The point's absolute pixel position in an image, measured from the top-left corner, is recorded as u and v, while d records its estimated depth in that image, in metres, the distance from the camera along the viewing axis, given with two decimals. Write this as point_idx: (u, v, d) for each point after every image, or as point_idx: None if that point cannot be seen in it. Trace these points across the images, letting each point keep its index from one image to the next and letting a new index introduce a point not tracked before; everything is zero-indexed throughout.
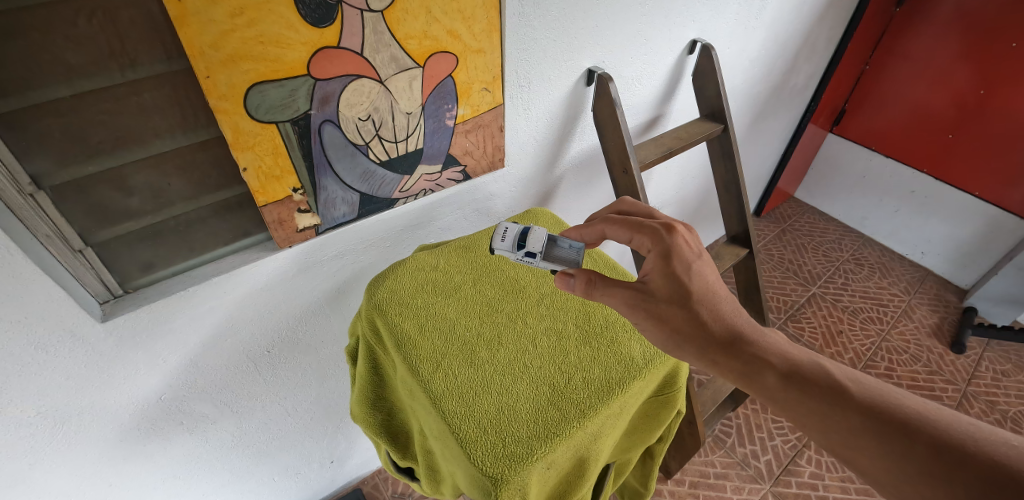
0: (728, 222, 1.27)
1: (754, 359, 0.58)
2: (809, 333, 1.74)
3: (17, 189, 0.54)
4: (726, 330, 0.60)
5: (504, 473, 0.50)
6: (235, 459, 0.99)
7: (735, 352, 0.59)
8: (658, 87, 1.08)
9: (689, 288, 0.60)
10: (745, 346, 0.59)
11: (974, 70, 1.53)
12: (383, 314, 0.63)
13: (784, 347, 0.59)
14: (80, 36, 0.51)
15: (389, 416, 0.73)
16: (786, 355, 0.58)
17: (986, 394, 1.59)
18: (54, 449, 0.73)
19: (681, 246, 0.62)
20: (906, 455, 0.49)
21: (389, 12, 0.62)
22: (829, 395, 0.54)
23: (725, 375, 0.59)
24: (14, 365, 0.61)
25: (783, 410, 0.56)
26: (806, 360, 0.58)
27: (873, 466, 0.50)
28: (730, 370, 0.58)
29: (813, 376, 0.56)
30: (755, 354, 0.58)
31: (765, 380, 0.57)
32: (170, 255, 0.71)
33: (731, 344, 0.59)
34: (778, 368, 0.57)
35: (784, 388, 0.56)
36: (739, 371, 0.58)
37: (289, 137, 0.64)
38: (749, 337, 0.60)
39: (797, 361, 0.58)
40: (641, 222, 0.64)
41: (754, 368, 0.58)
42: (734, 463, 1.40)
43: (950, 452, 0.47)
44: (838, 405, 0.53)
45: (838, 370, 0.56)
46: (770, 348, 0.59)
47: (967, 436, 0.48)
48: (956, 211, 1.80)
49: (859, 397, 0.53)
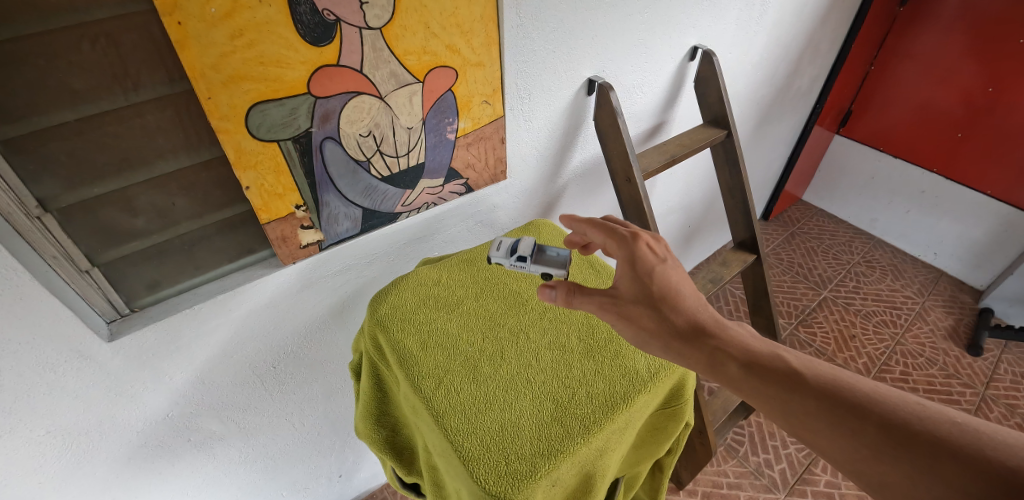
0: (736, 228, 1.26)
1: (717, 350, 0.56)
2: (821, 338, 1.71)
3: (24, 212, 0.54)
4: (687, 325, 0.58)
5: (507, 492, 0.50)
6: (244, 474, 0.98)
7: (699, 344, 0.57)
8: (659, 94, 1.08)
9: (651, 289, 0.60)
10: (707, 338, 0.57)
11: (982, 67, 1.51)
12: (386, 330, 0.63)
13: (745, 338, 0.57)
14: (84, 62, 0.52)
15: (394, 431, 0.72)
16: (746, 345, 0.56)
17: (1005, 398, 1.55)
18: (64, 468, 0.73)
19: (643, 251, 0.62)
20: (857, 436, 0.48)
21: (388, 29, 0.62)
22: (787, 382, 0.52)
23: (691, 367, 0.57)
24: (23, 386, 0.62)
25: (745, 398, 0.54)
26: (765, 349, 0.56)
27: (829, 448, 0.49)
28: (694, 361, 0.56)
29: (772, 364, 0.54)
30: (716, 346, 0.56)
31: (727, 371, 0.55)
32: (176, 274, 0.71)
33: (693, 334, 0.58)
34: (739, 357, 0.55)
35: (747, 377, 0.54)
36: (703, 362, 0.56)
37: (290, 155, 0.65)
38: (708, 329, 0.58)
39: (757, 351, 0.56)
40: (615, 229, 0.65)
41: (716, 359, 0.56)
42: (748, 473, 1.37)
43: (898, 430, 0.47)
44: (794, 391, 0.51)
45: (794, 357, 0.55)
46: (732, 340, 0.57)
47: (911, 414, 0.47)
48: (968, 210, 1.77)
49: (814, 382, 0.52)
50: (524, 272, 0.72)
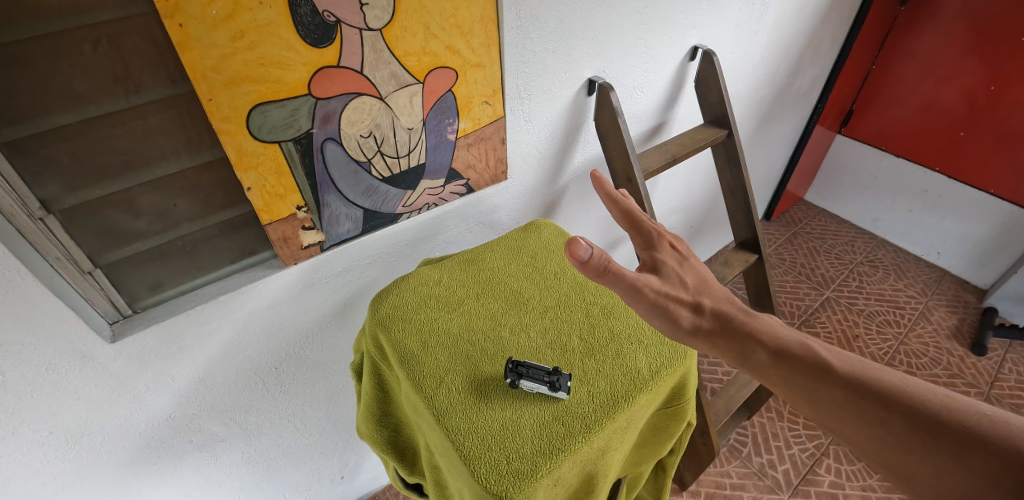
0: (737, 227, 1.25)
1: (748, 339, 0.58)
2: (824, 338, 1.71)
3: (27, 213, 0.54)
4: (720, 316, 0.60)
5: (508, 491, 0.50)
6: (246, 476, 0.99)
7: (731, 332, 0.59)
8: (659, 94, 1.08)
9: (687, 283, 0.60)
10: (738, 328, 0.59)
11: (983, 65, 1.51)
12: (387, 330, 0.63)
13: (776, 329, 0.59)
14: (87, 64, 0.53)
15: (396, 432, 0.72)
16: (776, 335, 0.58)
17: (1010, 397, 1.54)
18: (66, 468, 0.73)
19: (666, 250, 0.62)
20: (884, 425, 0.49)
21: (388, 30, 0.63)
22: (815, 371, 0.54)
23: (723, 354, 0.59)
24: (26, 386, 0.62)
25: (774, 386, 0.56)
26: (795, 340, 0.58)
27: (855, 436, 0.51)
28: (726, 350, 0.58)
29: (801, 354, 0.56)
30: (748, 334, 0.58)
31: (757, 358, 0.57)
32: (178, 275, 0.71)
33: (725, 324, 0.59)
34: (769, 345, 0.57)
35: (776, 365, 0.56)
36: (734, 351, 0.58)
37: (291, 156, 0.65)
38: (741, 319, 0.59)
39: (787, 341, 0.58)
40: (639, 222, 0.62)
41: (747, 347, 0.58)
42: (751, 473, 1.37)
43: (926, 421, 0.48)
44: (823, 380, 0.53)
45: (824, 349, 0.56)
46: (763, 330, 0.59)
47: (940, 405, 0.49)
48: (971, 210, 1.76)
49: (844, 372, 0.53)
50: (525, 272, 0.72)
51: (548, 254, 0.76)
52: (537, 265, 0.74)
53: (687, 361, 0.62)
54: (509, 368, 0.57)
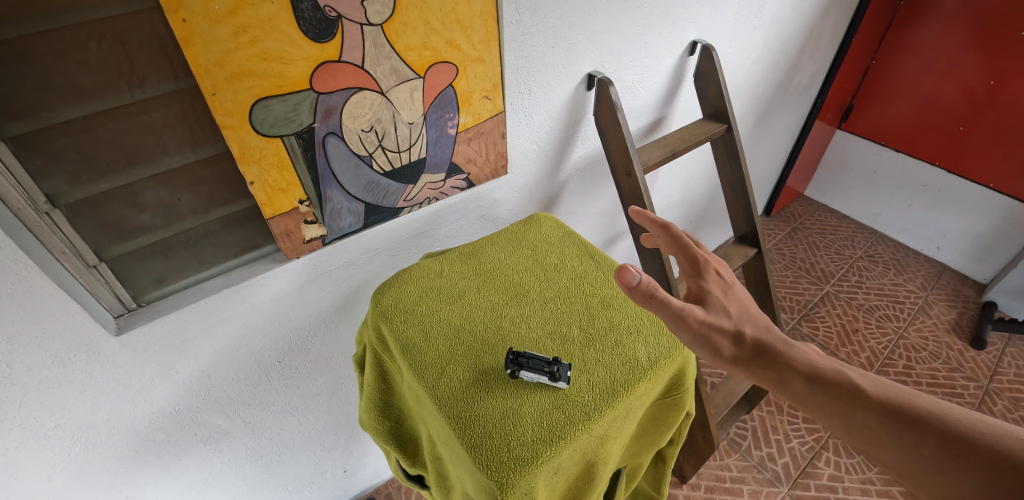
0: (737, 222, 1.26)
1: (785, 368, 0.58)
2: (823, 333, 1.71)
3: (34, 207, 0.55)
4: (757, 344, 0.60)
5: (509, 478, 0.51)
6: (250, 469, 1.00)
7: (768, 361, 0.59)
8: (659, 89, 1.09)
9: (730, 311, 0.61)
10: (774, 356, 0.59)
11: (983, 60, 1.52)
12: (389, 322, 0.64)
13: (811, 356, 0.59)
14: (92, 59, 0.53)
15: (398, 423, 0.73)
16: (812, 362, 0.58)
17: (1008, 391, 1.55)
18: (73, 461, 0.74)
19: (712, 278, 0.62)
20: (921, 452, 0.49)
21: (389, 25, 0.63)
22: (850, 398, 0.54)
23: (761, 382, 0.59)
24: (34, 379, 0.63)
25: (809, 413, 0.57)
26: (831, 367, 0.58)
27: (891, 462, 0.50)
28: (763, 378, 0.59)
29: (836, 381, 0.56)
30: (785, 362, 0.58)
31: (793, 386, 0.57)
32: (182, 269, 0.72)
33: (765, 353, 0.59)
34: (804, 373, 0.57)
35: (811, 393, 0.56)
36: (771, 379, 0.58)
37: (294, 151, 0.66)
38: (781, 348, 0.60)
39: (822, 367, 0.58)
40: (688, 249, 0.64)
41: (783, 375, 0.58)
42: (751, 467, 1.38)
43: (963, 448, 0.48)
44: (856, 405, 0.54)
45: (861, 376, 0.56)
46: (799, 357, 0.59)
47: (981, 432, 0.48)
48: (971, 204, 1.77)
49: (878, 398, 0.53)
50: (525, 264, 0.73)
51: (548, 247, 0.76)
52: (537, 257, 0.74)
53: (686, 351, 0.63)
54: (510, 359, 0.58)
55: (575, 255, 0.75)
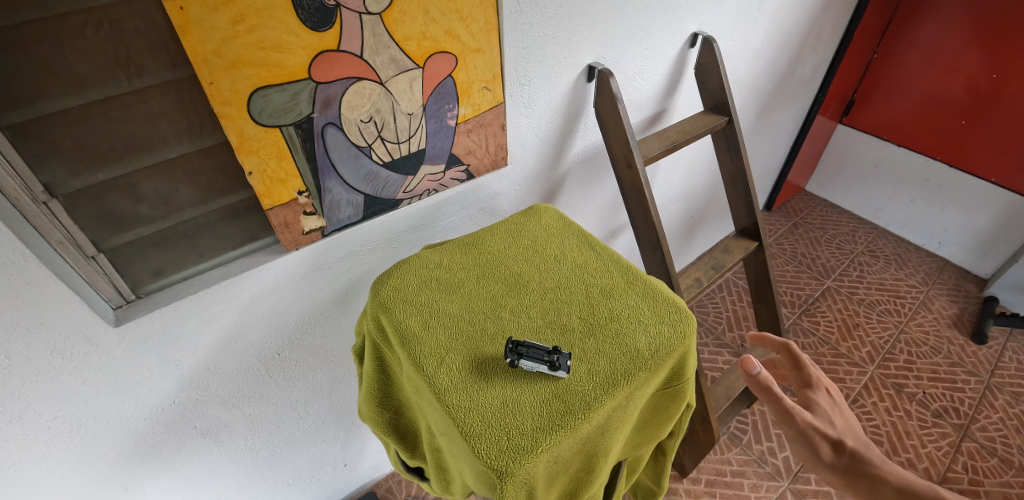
0: (738, 215, 1.25)
1: (876, 480, 0.63)
2: (824, 327, 1.71)
3: (31, 196, 0.55)
4: (851, 454, 0.65)
5: (508, 466, 0.50)
6: (250, 462, 1.00)
7: (858, 471, 0.64)
8: (659, 81, 1.08)
9: (834, 424, 0.67)
10: (866, 466, 0.64)
11: (985, 53, 1.51)
12: (388, 312, 0.64)
13: (904, 473, 0.64)
14: (89, 47, 0.53)
15: (398, 414, 0.73)
16: (901, 476, 0.63)
17: (1010, 385, 1.54)
18: (72, 453, 0.74)
19: (821, 394, 0.70)
20: None
21: (387, 14, 0.63)
22: None
23: (853, 492, 0.65)
24: (33, 370, 0.63)
25: None
26: (921, 484, 0.62)
27: None
28: (853, 486, 0.64)
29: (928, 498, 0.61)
30: (876, 475, 0.63)
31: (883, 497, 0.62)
32: (181, 260, 0.72)
33: (860, 466, 0.64)
34: (895, 486, 0.62)
35: None
36: (863, 488, 0.63)
37: (293, 141, 0.65)
38: (874, 461, 0.65)
39: (913, 483, 0.62)
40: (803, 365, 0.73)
41: (875, 487, 0.63)
42: (751, 461, 1.38)
43: None
44: None
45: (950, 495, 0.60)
46: (891, 472, 0.63)
47: None
48: (973, 199, 1.76)
49: None
50: (524, 255, 0.73)
51: (548, 238, 0.76)
52: (537, 247, 0.74)
53: (686, 341, 0.63)
54: (509, 348, 0.57)
55: (575, 246, 0.75)
